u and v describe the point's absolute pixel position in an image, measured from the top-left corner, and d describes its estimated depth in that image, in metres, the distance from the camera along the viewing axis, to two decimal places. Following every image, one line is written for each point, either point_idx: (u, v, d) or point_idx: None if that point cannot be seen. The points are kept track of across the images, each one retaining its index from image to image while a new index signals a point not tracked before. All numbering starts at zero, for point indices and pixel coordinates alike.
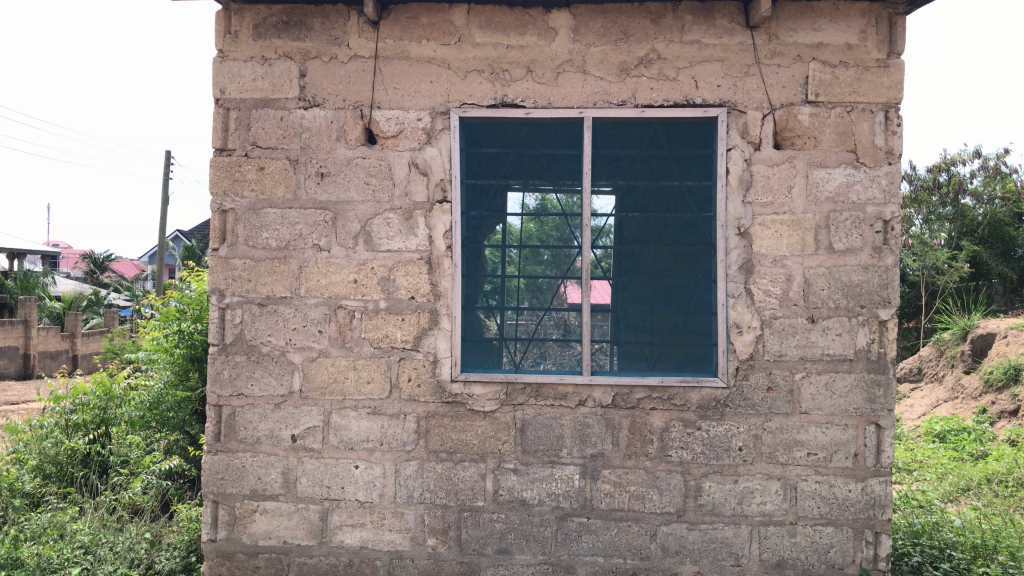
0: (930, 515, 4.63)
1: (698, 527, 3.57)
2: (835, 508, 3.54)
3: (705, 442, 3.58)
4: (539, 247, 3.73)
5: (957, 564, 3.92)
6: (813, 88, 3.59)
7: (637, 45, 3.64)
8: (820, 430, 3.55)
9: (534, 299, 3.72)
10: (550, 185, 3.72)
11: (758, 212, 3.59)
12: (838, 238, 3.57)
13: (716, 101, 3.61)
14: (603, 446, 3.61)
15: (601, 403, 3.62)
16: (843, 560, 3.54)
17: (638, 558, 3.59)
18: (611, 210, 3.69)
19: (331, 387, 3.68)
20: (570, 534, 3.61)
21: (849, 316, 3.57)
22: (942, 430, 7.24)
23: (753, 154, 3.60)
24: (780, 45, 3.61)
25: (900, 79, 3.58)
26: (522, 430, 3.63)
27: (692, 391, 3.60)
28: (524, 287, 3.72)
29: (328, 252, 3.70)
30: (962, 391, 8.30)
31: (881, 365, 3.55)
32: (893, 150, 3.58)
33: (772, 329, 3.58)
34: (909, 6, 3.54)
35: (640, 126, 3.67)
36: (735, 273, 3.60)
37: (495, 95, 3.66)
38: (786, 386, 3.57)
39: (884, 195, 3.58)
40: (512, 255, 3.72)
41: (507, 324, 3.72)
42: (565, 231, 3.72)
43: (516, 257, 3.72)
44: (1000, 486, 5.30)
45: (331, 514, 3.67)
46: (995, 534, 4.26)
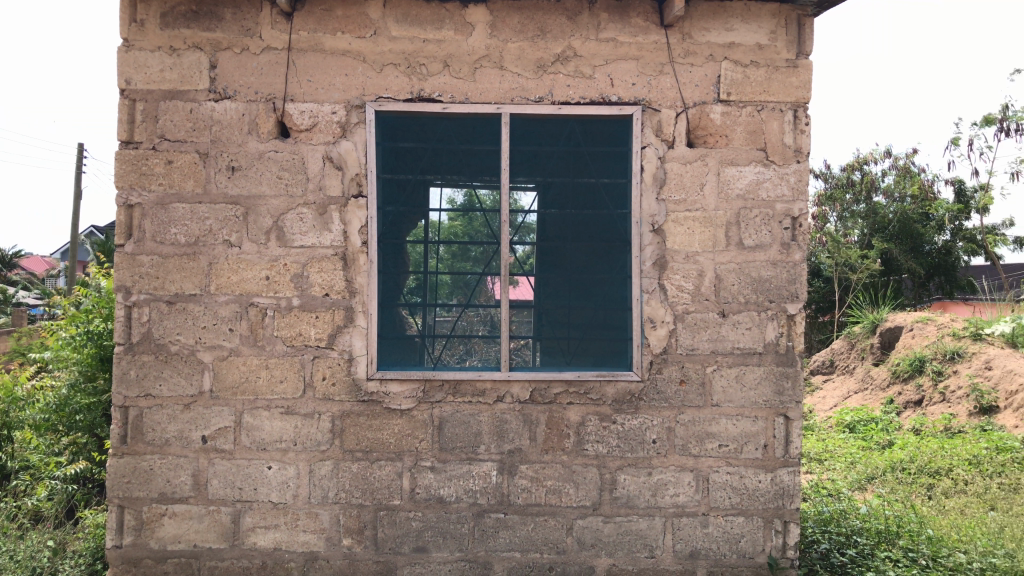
0: (838, 502, 4.79)
1: (614, 520, 3.61)
2: (746, 498, 3.62)
3: (619, 436, 3.62)
4: (468, 244, 3.73)
5: (862, 549, 4.06)
6: (725, 88, 3.66)
7: (553, 42, 3.64)
8: (731, 422, 3.62)
9: (460, 295, 3.71)
10: (484, 184, 3.70)
11: (672, 210, 3.65)
12: (748, 235, 3.66)
13: (630, 100, 3.65)
14: (520, 442, 3.62)
15: (518, 398, 3.63)
16: (753, 549, 3.63)
17: (554, 552, 3.60)
18: (534, 207, 3.72)
19: (242, 386, 3.60)
20: (487, 530, 3.60)
21: (758, 310, 3.65)
22: (851, 420, 7.49)
23: (667, 152, 3.65)
24: (693, 44, 3.67)
25: (808, 80, 3.68)
26: (439, 428, 3.61)
27: (608, 386, 3.63)
28: (450, 284, 3.72)
29: (240, 248, 3.61)
30: (871, 382, 8.61)
31: (789, 358, 3.65)
32: (800, 149, 3.68)
33: (685, 324, 3.64)
34: (817, 8, 3.64)
35: (557, 123, 3.70)
36: (650, 269, 3.64)
37: (411, 89, 3.62)
38: (699, 378, 3.63)
39: (792, 193, 3.67)
40: (438, 251, 3.72)
41: (433, 320, 3.70)
42: (495, 227, 3.71)
43: (444, 253, 3.73)
44: (904, 474, 5.51)
45: (243, 516, 3.59)
46: (897, 519, 4.43)
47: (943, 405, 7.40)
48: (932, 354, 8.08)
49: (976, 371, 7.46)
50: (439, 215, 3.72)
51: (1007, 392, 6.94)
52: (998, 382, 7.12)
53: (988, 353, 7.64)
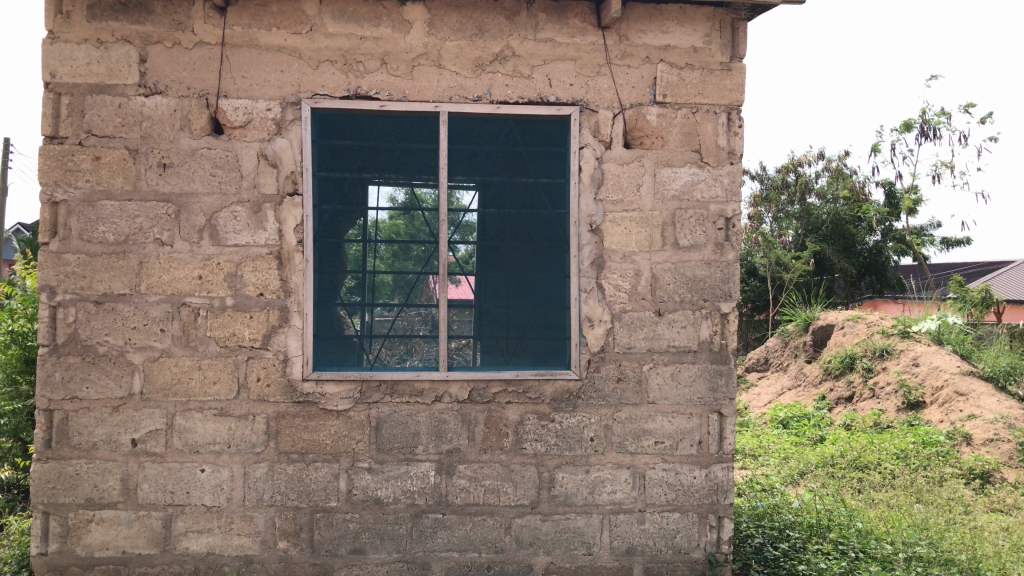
0: (772, 497, 4.89)
1: (552, 518, 3.63)
2: (681, 494, 3.67)
3: (558, 434, 3.63)
4: (409, 243, 3.69)
5: (794, 543, 4.15)
6: (661, 90, 3.71)
7: (491, 41, 3.64)
8: (667, 420, 3.67)
9: (402, 295, 3.67)
10: (426, 183, 3.69)
11: (609, 210, 3.68)
12: (683, 235, 3.71)
13: (568, 100, 3.67)
14: (459, 441, 3.61)
15: (457, 398, 3.62)
16: (688, 544, 3.68)
17: (493, 552, 3.61)
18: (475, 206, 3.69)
19: (174, 388, 3.52)
20: (425, 530, 3.59)
21: (693, 309, 3.71)
22: (785, 416, 7.65)
23: (604, 152, 3.68)
24: (630, 46, 3.70)
25: (741, 83, 3.75)
26: (376, 429, 3.59)
27: (546, 384, 3.65)
28: (391, 283, 3.67)
29: (171, 247, 3.53)
30: (804, 379, 8.80)
31: (722, 356, 3.72)
32: (734, 151, 3.75)
33: (622, 323, 3.68)
34: (750, 12, 3.71)
35: (495, 122, 3.68)
36: (588, 268, 3.67)
37: (348, 86, 3.59)
38: (635, 376, 3.67)
39: (726, 194, 3.74)
40: (381, 250, 3.67)
41: (375, 320, 3.66)
42: (436, 226, 3.69)
43: (385, 252, 3.67)
44: (835, 468, 5.65)
45: (175, 521, 3.51)
46: (828, 513, 4.55)
47: (872, 401, 7.61)
48: (862, 352, 8.31)
49: (903, 368, 7.69)
50: (381, 213, 3.66)
51: (932, 388, 7.17)
52: (924, 379, 7.36)
53: (915, 350, 7.89)
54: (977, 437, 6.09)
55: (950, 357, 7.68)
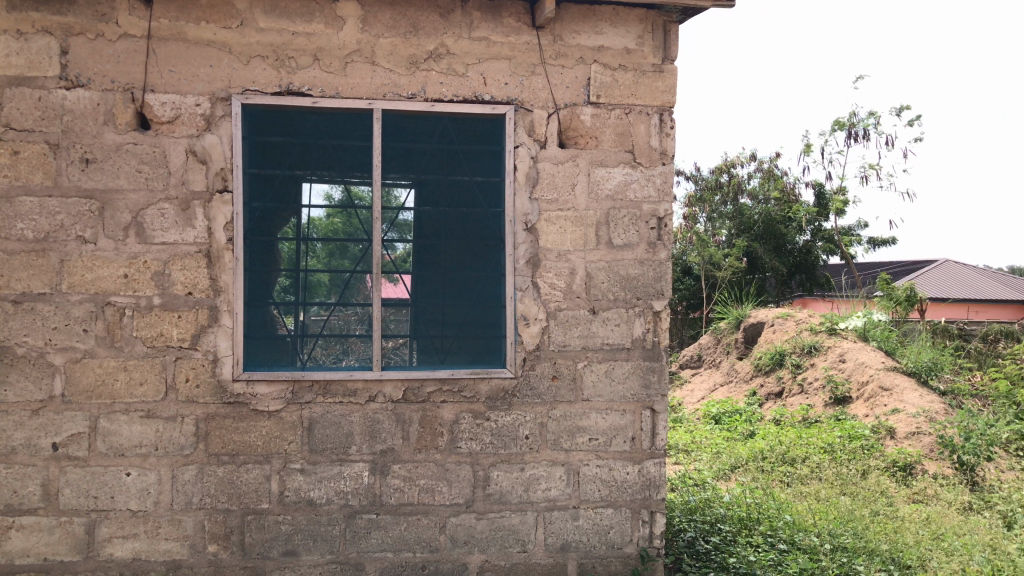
0: (704, 492, 4.98)
1: (486, 516, 3.63)
2: (615, 490, 3.71)
3: (492, 433, 3.64)
4: (346, 241, 3.64)
5: (725, 536, 4.24)
6: (595, 90, 3.74)
7: (426, 39, 3.63)
8: (601, 417, 3.71)
9: (339, 294, 3.63)
10: (361, 178, 3.64)
11: (544, 209, 3.70)
12: (617, 234, 3.75)
13: (503, 99, 3.68)
14: (393, 441, 3.59)
15: (391, 398, 3.60)
16: (622, 540, 3.72)
17: (427, 551, 3.60)
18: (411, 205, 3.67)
19: (98, 390, 3.43)
20: (359, 531, 3.56)
21: (626, 307, 3.75)
22: (717, 411, 7.79)
23: (539, 152, 3.69)
24: (564, 46, 3.73)
25: (673, 85, 3.80)
26: (309, 429, 3.54)
27: (481, 383, 3.65)
28: (327, 282, 3.62)
29: (94, 244, 3.44)
30: (735, 375, 8.98)
31: (655, 353, 3.77)
32: (666, 152, 3.80)
33: (557, 321, 3.70)
34: (682, 15, 3.77)
35: (429, 120, 3.67)
36: (523, 267, 3.69)
37: (280, 82, 3.53)
38: (570, 374, 3.70)
39: (658, 193, 3.79)
40: (317, 248, 3.61)
41: (311, 319, 3.60)
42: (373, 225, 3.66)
43: (321, 251, 3.62)
44: (765, 462, 5.78)
45: (99, 527, 3.42)
46: (758, 506, 4.65)
47: (801, 396, 7.81)
48: (792, 348, 8.52)
49: (831, 364, 7.91)
50: (316, 211, 3.61)
51: (858, 383, 7.40)
52: (850, 374, 7.58)
53: (842, 347, 8.13)
54: (900, 430, 6.29)
55: (875, 353, 7.93)
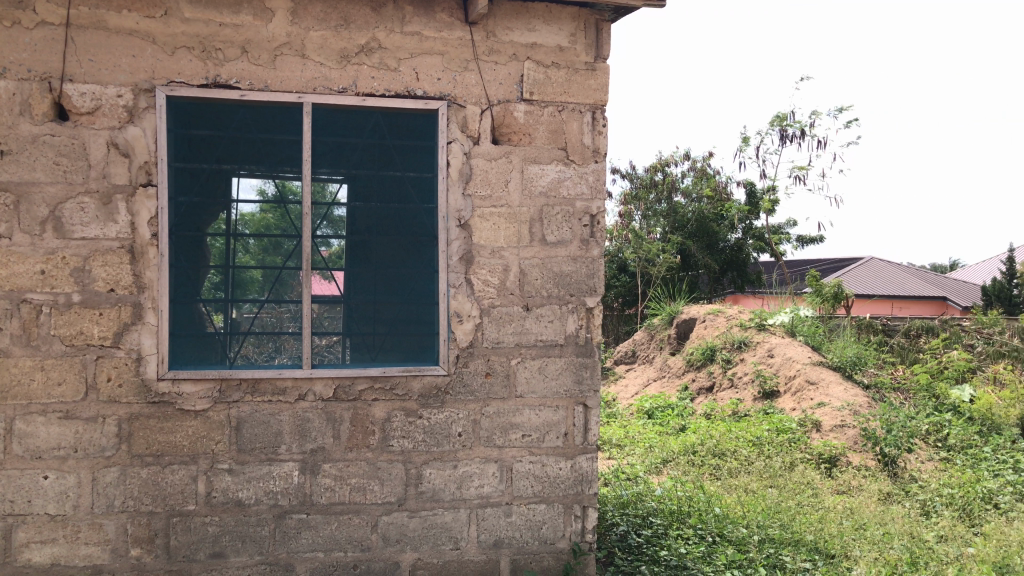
0: (636, 486, 5.04)
1: (419, 514, 3.61)
2: (547, 486, 3.73)
3: (425, 430, 3.62)
4: (281, 237, 3.58)
5: (656, 530, 4.29)
6: (528, 87, 3.74)
7: (357, 33, 3.58)
8: (533, 413, 3.72)
9: (273, 291, 3.57)
10: (294, 173, 3.59)
11: (477, 205, 3.69)
12: (550, 231, 3.76)
13: (436, 95, 3.66)
14: (324, 440, 3.54)
15: (322, 396, 3.55)
16: (554, 535, 3.74)
17: (359, 550, 3.56)
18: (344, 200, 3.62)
19: (14, 390, 3.31)
20: (288, 531, 3.51)
21: (559, 304, 3.77)
22: (650, 406, 7.88)
23: (472, 148, 3.68)
24: (497, 43, 3.72)
25: (605, 83, 3.83)
26: (237, 429, 3.47)
27: (414, 380, 3.63)
28: (260, 279, 3.57)
29: (10, 239, 3.31)
30: (668, 371, 9.11)
31: (588, 349, 3.80)
32: (598, 149, 3.83)
33: (490, 318, 3.70)
34: (614, 14, 3.79)
35: (361, 115, 3.63)
36: (456, 263, 3.67)
37: (206, 74, 3.45)
38: (503, 371, 3.70)
39: (591, 191, 3.82)
40: (250, 245, 3.56)
41: (243, 316, 3.54)
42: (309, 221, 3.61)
43: (255, 247, 3.57)
44: (696, 456, 5.88)
45: (15, 531, 3.31)
46: (688, 499, 4.72)
47: (731, 391, 7.96)
48: (722, 344, 8.68)
49: (760, 359, 8.09)
50: (246, 206, 3.55)
51: (786, 377, 7.58)
52: (778, 369, 7.76)
53: (770, 342, 8.32)
54: (825, 423, 6.47)
55: (802, 348, 8.13)
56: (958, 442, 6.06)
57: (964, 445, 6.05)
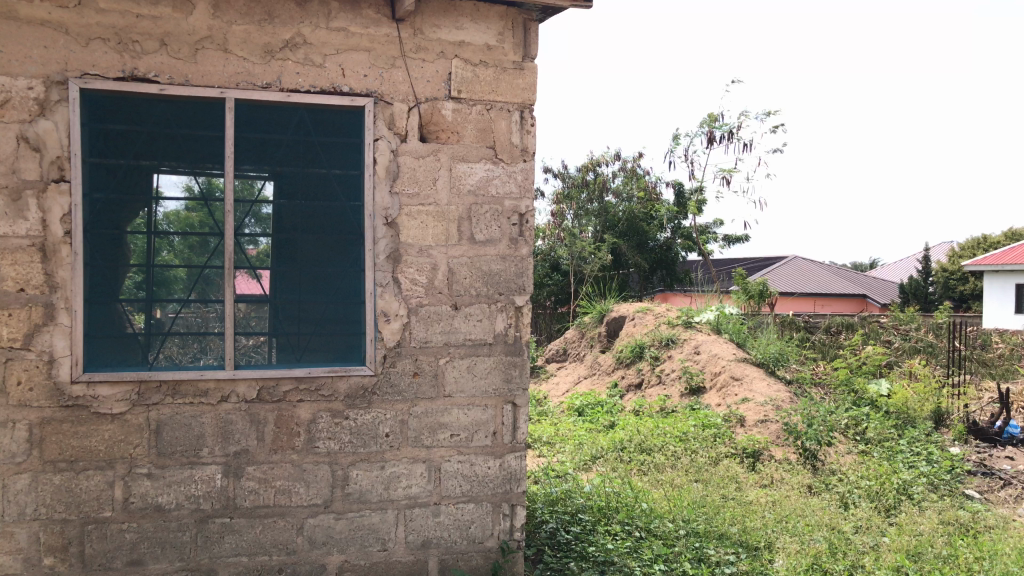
0: (565, 483, 5.07)
1: (345, 516, 3.57)
2: (476, 485, 3.73)
3: (352, 432, 3.58)
4: (207, 235, 3.50)
5: (584, 526, 4.33)
6: (456, 85, 3.73)
7: (281, 27, 3.51)
8: (462, 412, 3.71)
9: (199, 290, 3.49)
10: (216, 170, 3.51)
11: (405, 203, 3.65)
12: (479, 230, 3.75)
13: (362, 91, 3.61)
14: (248, 442, 3.47)
15: (245, 398, 3.47)
16: (482, 534, 3.74)
17: (284, 554, 3.51)
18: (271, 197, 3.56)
19: None
20: (210, 536, 3.43)
21: (488, 303, 3.77)
22: (580, 403, 7.93)
23: (399, 145, 3.65)
24: (424, 40, 3.69)
25: (533, 82, 3.84)
26: (156, 432, 3.38)
27: (340, 381, 3.58)
28: (185, 278, 3.48)
29: None
30: (598, 368, 9.18)
31: (516, 347, 3.81)
32: (526, 148, 3.83)
33: (418, 317, 3.68)
34: (541, 14, 3.80)
35: (286, 111, 3.57)
36: (383, 262, 3.63)
37: (122, 67, 3.34)
38: (431, 370, 3.68)
39: (519, 190, 3.82)
40: (175, 243, 3.47)
41: (168, 316, 3.45)
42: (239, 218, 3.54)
43: (180, 245, 3.48)
44: (624, 452, 5.94)
45: None
46: (616, 495, 4.77)
47: (659, 387, 8.08)
48: (651, 341, 8.80)
49: (687, 356, 8.23)
50: (171, 203, 3.45)
51: (712, 373, 7.73)
52: (705, 366, 7.91)
53: (697, 339, 8.47)
54: (749, 418, 6.62)
55: (727, 345, 8.31)
56: (874, 435, 6.26)
57: (880, 438, 6.26)
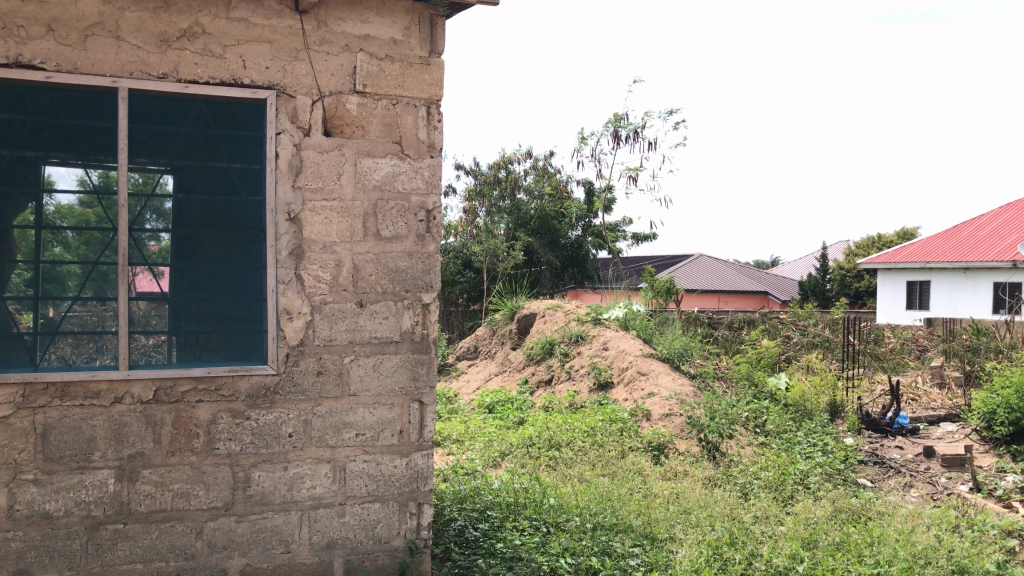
0: (474, 480, 5.06)
1: (247, 518, 3.49)
2: (382, 484, 3.69)
3: (253, 432, 3.49)
4: (104, 231, 3.37)
5: (492, 523, 4.33)
6: (361, 79, 3.68)
7: (178, 16, 3.39)
8: (367, 411, 3.67)
9: (98, 288, 3.36)
10: (108, 162, 3.37)
11: (308, 198, 3.58)
12: (384, 226, 3.71)
13: (264, 84, 3.53)
14: (143, 445, 3.35)
15: (140, 399, 3.35)
16: (389, 534, 3.70)
17: (182, 559, 3.40)
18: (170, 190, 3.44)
19: None
20: (103, 543, 3.31)
21: (395, 300, 3.73)
22: (491, 400, 7.94)
23: (303, 139, 3.58)
24: (328, 33, 3.62)
25: (439, 78, 3.82)
26: (43, 436, 3.24)
27: (241, 381, 3.49)
28: (78, 274, 3.33)
29: None
30: (509, 365, 9.21)
31: (424, 345, 3.78)
32: (433, 144, 3.81)
33: (322, 314, 3.61)
34: (449, 9, 3.77)
35: (183, 102, 3.45)
36: (286, 259, 3.55)
37: (6, 53, 3.19)
38: (336, 369, 3.62)
39: (427, 186, 3.79)
40: (69, 237, 3.32)
41: (66, 314, 3.31)
42: (138, 213, 3.42)
43: (74, 241, 3.33)
44: (533, 448, 5.98)
45: None
46: (524, 491, 4.80)
47: (568, 383, 8.16)
48: (560, 338, 8.88)
49: (595, 352, 8.34)
50: (65, 197, 3.32)
51: (619, 369, 7.86)
52: (612, 361, 8.03)
53: (606, 336, 8.60)
54: (655, 412, 6.77)
55: (634, 341, 8.46)
56: (774, 427, 6.47)
57: (779, 430, 6.47)
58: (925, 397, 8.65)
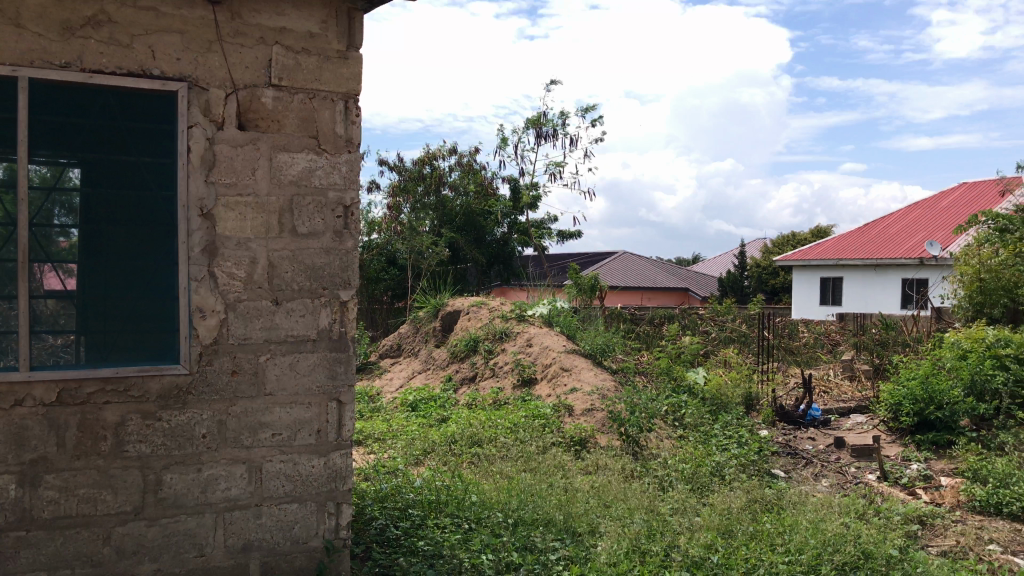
0: (396, 479, 5.01)
1: (158, 522, 3.39)
2: (299, 484, 3.63)
3: (165, 433, 3.40)
4: (6, 227, 3.24)
5: (413, 521, 4.31)
6: (276, 72, 3.61)
7: (83, 4, 3.27)
8: (284, 411, 3.61)
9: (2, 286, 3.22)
10: (8, 155, 3.24)
11: (222, 193, 3.50)
12: (301, 222, 3.65)
13: (174, 75, 3.42)
14: (46, 449, 3.24)
15: (42, 401, 3.23)
16: (307, 534, 3.65)
17: (89, 566, 3.29)
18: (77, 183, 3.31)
19: None
20: (3, 552, 3.18)
21: (311, 297, 3.68)
22: (413, 399, 7.88)
23: (216, 133, 3.49)
24: (242, 25, 3.54)
25: (357, 73, 3.77)
26: None
27: (151, 381, 3.39)
28: None
29: None
30: (432, 362, 9.16)
31: (341, 343, 3.73)
32: (351, 139, 3.76)
33: (236, 313, 3.54)
34: (366, 4, 3.72)
35: (88, 94, 3.32)
36: (198, 256, 3.47)
37: None
38: (251, 368, 3.55)
39: (344, 181, 3.75)
40: None
41: None
42: (45, 209, 3.29)
43: None
44: (456, 446, 5.96)
45: None
46: (445, 488, 4.78)
47: (492, 380, 8.17)
48: (484, 335, 8.89)
49: (519, 349, 8.37)
50: None
51: (543, 365, 7.91)
52: (536, 358, 8.08)
53: (529, 332, 8.64)
54: (577, 407, 6.84)
55: (558, 338, 8.53)
56: (692, 421, 6.61)
57: (696, 423, 6.61)
58: (836, 389, 8.96)
